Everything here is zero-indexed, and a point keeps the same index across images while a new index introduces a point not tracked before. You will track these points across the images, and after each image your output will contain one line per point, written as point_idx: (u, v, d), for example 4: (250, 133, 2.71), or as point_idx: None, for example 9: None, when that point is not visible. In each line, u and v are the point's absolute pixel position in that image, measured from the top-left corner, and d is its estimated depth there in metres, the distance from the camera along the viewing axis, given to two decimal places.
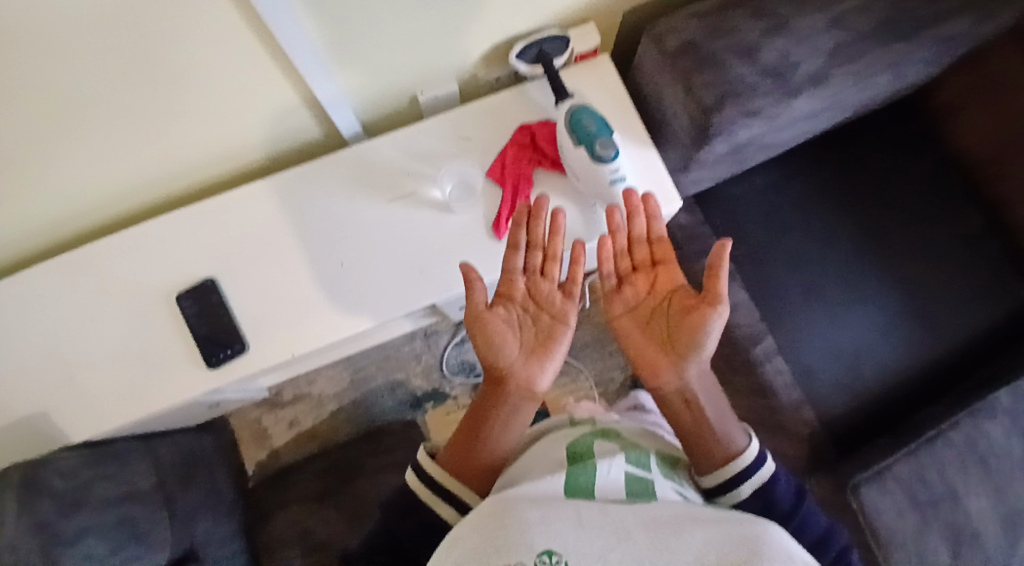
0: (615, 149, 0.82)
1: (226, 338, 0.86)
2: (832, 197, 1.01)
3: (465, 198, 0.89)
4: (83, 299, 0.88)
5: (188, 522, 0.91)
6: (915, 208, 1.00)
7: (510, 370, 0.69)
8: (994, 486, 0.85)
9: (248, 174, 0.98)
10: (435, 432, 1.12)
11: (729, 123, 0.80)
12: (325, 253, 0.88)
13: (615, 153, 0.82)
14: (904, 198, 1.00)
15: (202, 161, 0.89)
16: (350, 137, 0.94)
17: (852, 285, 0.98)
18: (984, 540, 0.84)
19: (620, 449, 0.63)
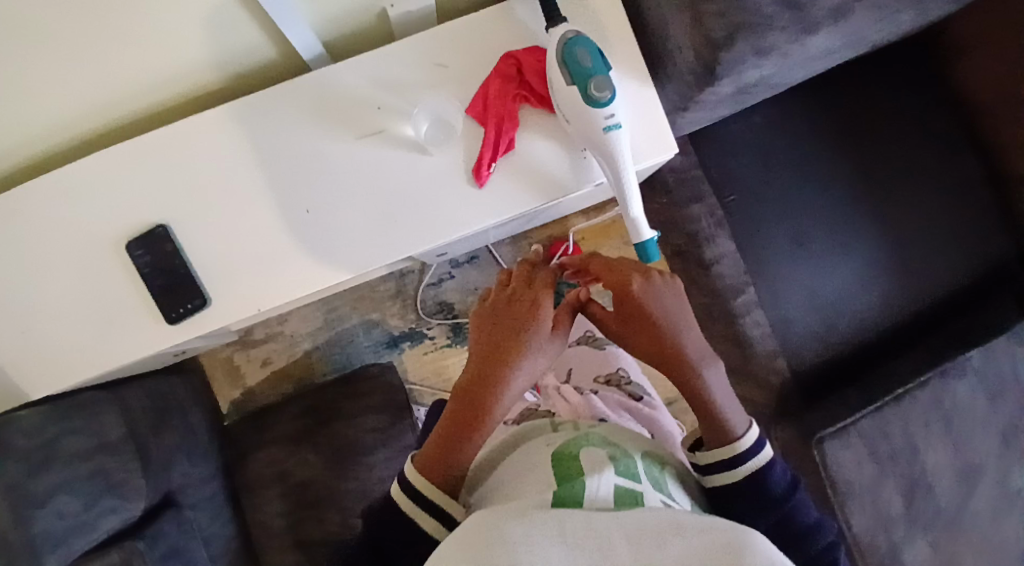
0: (612, 89, 0.75)
1: (185, 296, 0.79)
2: (829, 140, 0.97)
3: (448, 140, 0.82)
4: (29, 246, 0.80)
5: (164, 468, 0.91)
6: (916, 154, 0.97)
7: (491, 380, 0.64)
8: (952, 440, 0.86)
9: (203, 103, 0.88)
10: (413, 371, 1.10)
11: (739, 60, 0.76)
12: (295, 199, 0.82)
13: (611, 95, 0.75)
14: (907, 144, 0.97)
15: (146, 89, 0.79)
16: (311, 59, 0.83)
17: (836, 237, 0.96)
18: (937, 492, 0.86)
19: (608, 457, 0.57)
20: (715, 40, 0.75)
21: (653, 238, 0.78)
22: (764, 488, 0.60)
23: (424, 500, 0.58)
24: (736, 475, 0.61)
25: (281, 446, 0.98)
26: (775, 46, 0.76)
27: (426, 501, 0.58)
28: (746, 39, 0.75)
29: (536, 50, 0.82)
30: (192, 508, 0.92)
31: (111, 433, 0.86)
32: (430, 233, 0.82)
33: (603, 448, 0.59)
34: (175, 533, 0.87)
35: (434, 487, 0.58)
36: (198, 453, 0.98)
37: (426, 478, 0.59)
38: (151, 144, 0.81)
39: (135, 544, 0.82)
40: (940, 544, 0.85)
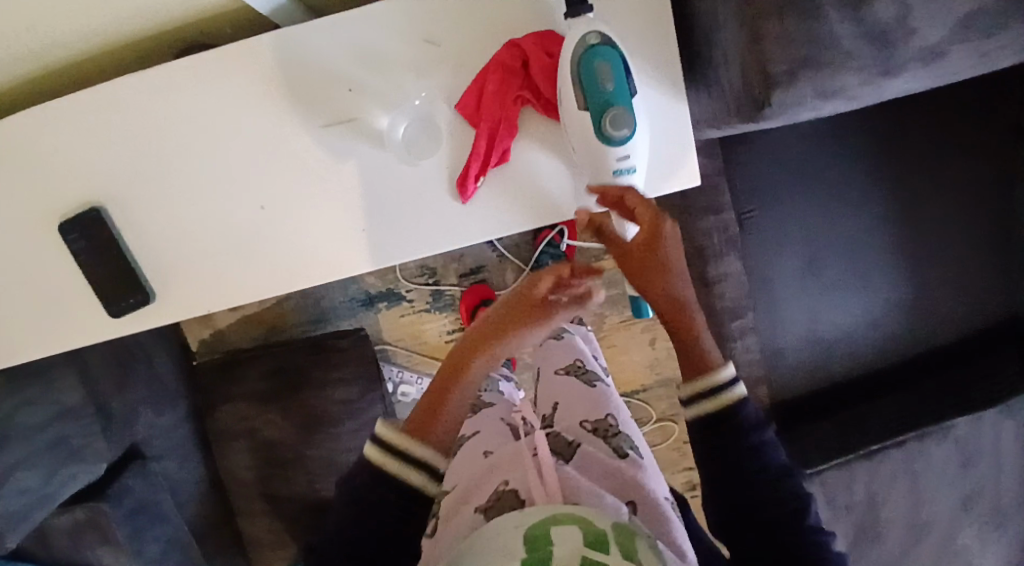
0: (631, 127, 0.61)
1: (126, 290, 0.71)
2: (875, 159, 0.84)
3: (430, 144, 0.69)
4: None
5: (128, 423, 0.90)
6: (969, 187, 0.85)
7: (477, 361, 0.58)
8: (914, 496, 0.86)
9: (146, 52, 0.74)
10: (389, 331, 1.05)
11: (795, 102, 0.61)
12: (251, 191, 0.71)
13: (630, 131, 0.61)
14: (963, 177, 0.85)
15: (65, 41, 0.64)
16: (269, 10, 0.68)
17: (855, 268, 0.88)
18: (882, 539, 0.89)
19: (584, 547, 0.40)
20: (770, 75, 0.60)
21: None
22: (742, 448, 0.52)
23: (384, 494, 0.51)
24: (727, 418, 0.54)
25: (248, 402, 0.96)
26: (845, 89, 0.61)
27: (404, 436, 0.52)
28: (810, 78, 0.60)
29: (551, 42, 0.67)
30: (158, 458, 0.93)
31: (70, 396, 0.83)
32: (401, 248, 0.72)
33: (577, 528, 0.42)
34: (142, 488, 0.88)
35: (415, 437, 0.52)
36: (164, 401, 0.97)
37: (402, 429, 0.53)
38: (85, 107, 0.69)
39: (99, 504, 0.84)
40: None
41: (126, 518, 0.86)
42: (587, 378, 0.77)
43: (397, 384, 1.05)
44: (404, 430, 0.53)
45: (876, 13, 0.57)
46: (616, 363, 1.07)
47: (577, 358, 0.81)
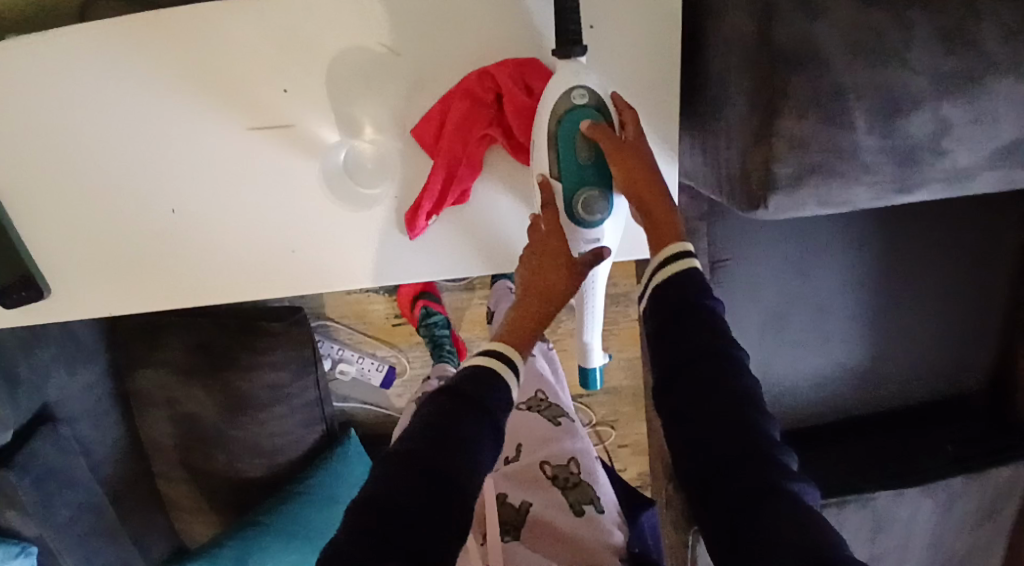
0: (607, 210, 0.52)
1: (13, 282, 0.60)
2: (860, 225, 0.80)
3: (377, 174, 0.60)
4: None
5: (38, 384, 0.84)
6: (943, 265, 0.83)
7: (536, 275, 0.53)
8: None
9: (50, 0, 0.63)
10: (331, 309, 1.03)
11: (796, 207, 0.53)
12: (163, 192, 0.61)
13: (604, 217, 0.52)
14: (940, 252, 0.82)
15: None
16: None
17: (819, 331, 0.84)
18: None
19: None
20: (772, 174, 0.51)
21: (601, 365, 0.64)
22: (712, 329, 0.45)
23: (424, 468, 0.41)
24: (684, 290, 0.47)
25: (169, 371, 0.92)
26: (853, 200, 0.53)
27: (475, 389, 0.46)
28: (816, 184, 0.51)
29: (535, 74, 0.55)
30: (70, 420, 0.89)
31: None
32: (332, 277, 0.63)
33: None
34: (52, 454, 0.84)
35: (477, 388, 0.46)
36: (80, 358, 0.91)
37: (498, 348, 0.50)
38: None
39: (4, 474, 0.79)
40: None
41: (34, 485, 0.82)
42: (551, 413, 0.78)
43: (335, 360, 1.05)
44: (467, 383, 0.47)
45: (911, 126, 0.49)
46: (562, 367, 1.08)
47: (539, 389, 0.81)
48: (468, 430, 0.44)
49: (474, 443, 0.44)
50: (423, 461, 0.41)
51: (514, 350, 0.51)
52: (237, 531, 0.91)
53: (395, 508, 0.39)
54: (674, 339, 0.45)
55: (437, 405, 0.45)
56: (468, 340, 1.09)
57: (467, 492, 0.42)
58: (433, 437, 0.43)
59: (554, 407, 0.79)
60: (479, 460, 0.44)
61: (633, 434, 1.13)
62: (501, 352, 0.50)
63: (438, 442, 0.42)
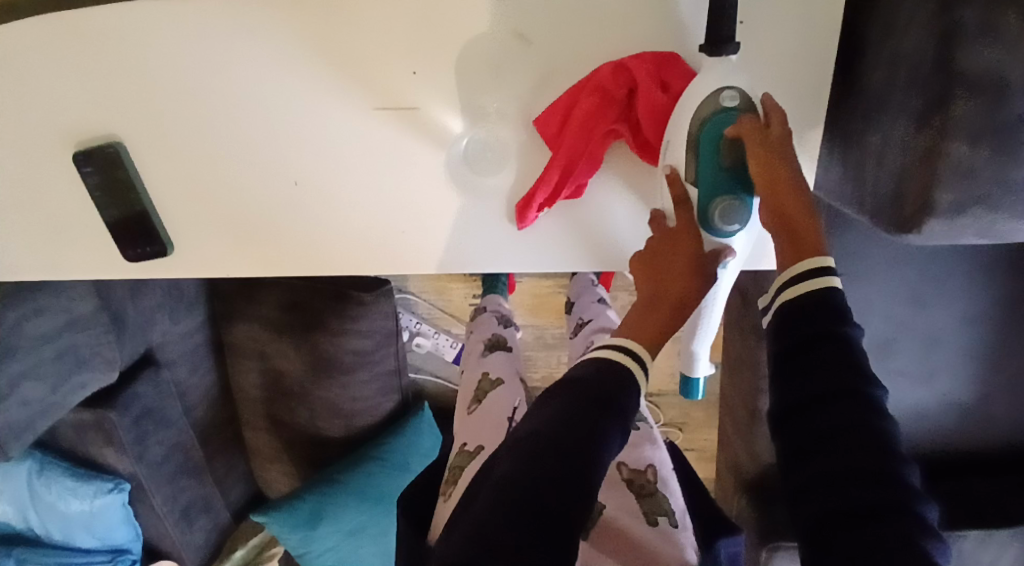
0: (741, 223, 0.49)
1: (140, 237, 0.64)
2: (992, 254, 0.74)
3: (495, 166, 0.59)
4: None
5: (143, 328, 0.91)
6: None
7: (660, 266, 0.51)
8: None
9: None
10: (414, 281, 1.05)
11: (950, 238, 0.50)
12: (281, 165, 0.61)
13: (738, 229, 0.49)
14: None
15: None
16: None
17: (928, 362, 0.80)
18: None
19: None
20: (931, 203, 0.48)
21: (705, 377, 0.61)
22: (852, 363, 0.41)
23: (559, 453, 0.39)
24: (829, 317, 0.42)
25: (262, 326, 0.98)
26: (1011, 237, 0.50)
27: (607, 381, 0.44)
28: (976, 217, 0.48)
29: (674, 74, 0.52)
30: (169, 364, 0.96)
31: (83, 306, 0.82)
32: (440, 258, 0.63)
33: None
34: (149, 394, 0.91)
35: (608, 383, 0.44)
36: (181, 307, 0.96)
37: (623, 342, 0.47)
38: (106, 25, 0.58)
39: (107, 413, 0.87)
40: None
41: (132, 424, 0.89)
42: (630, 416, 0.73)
43: (412, 333, 1.08)
44: (601, 378, 0.44)
45: None
46: None
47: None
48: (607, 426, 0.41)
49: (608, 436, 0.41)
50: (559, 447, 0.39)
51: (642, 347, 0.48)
52: (317, 485, 0.97)
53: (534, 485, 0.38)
54: (805, 369, 0.42)
55: (570, 397, 0.43)
56: (543, 326, 1.08)
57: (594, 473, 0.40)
58: (570, 425, 0.40)
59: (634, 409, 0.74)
60: (610, 447, 0.41)
61: (702, 439, 1.14)
62: (632, 344, 0.47)
63: (575, 431, 0.40)
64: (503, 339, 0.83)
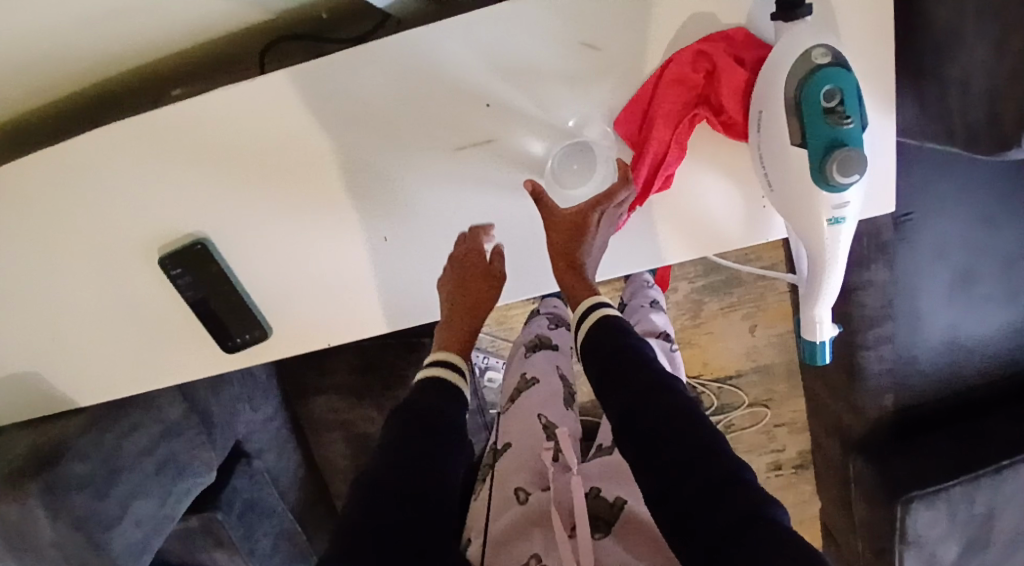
0: (860, 172, 0.48)
1: (241, 324, 0.64)
2: None
3: (581, 175, 0.60)
4: (44, 246, 0.64)
5: (229, 421, 0.90)
6: None
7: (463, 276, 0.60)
8: None
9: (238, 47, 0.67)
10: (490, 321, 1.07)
11: None
12: (371, 223, 0.62)
13: (855, 179, 0.49)
14: None
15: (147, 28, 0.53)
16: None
17: (1008, 278, 0.82)
18: (991, 544, 0.87)
19: None
20: None
21: (830, 338, 0.60)
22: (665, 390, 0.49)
23: (402, 455, 0.47)
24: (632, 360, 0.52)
25: (340, 395, 0.98)
26: None
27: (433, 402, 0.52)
28: None
29: (747, 47, 0.54)
30: (259, 453, 0.94)
31: (172, 412, 0.82)
32: (548, 279, 0.64)
33: None
34: (246, 487, 0.90)
35: (429, 398, 0.52)
36: (259, 393, 0.95)
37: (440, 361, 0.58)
38: (179, 121, 0.59)
39: (213, 514, 0.86)
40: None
41: (238, 520, 0.88)
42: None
43: (482, 369, 1.07)
44: (426, 395, 0.53)
45: None
46: (713, 348, 1.10)
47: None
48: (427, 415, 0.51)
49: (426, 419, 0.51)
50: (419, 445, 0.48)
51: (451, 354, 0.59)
52: None
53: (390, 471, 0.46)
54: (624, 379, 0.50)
55: (405, 422, 0.50)
56: None
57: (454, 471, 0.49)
58: (415, 436, 0.49)
59: None
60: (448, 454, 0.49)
61: (789, 412, 1.14)
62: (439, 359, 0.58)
63: (420, 440, 0.48)
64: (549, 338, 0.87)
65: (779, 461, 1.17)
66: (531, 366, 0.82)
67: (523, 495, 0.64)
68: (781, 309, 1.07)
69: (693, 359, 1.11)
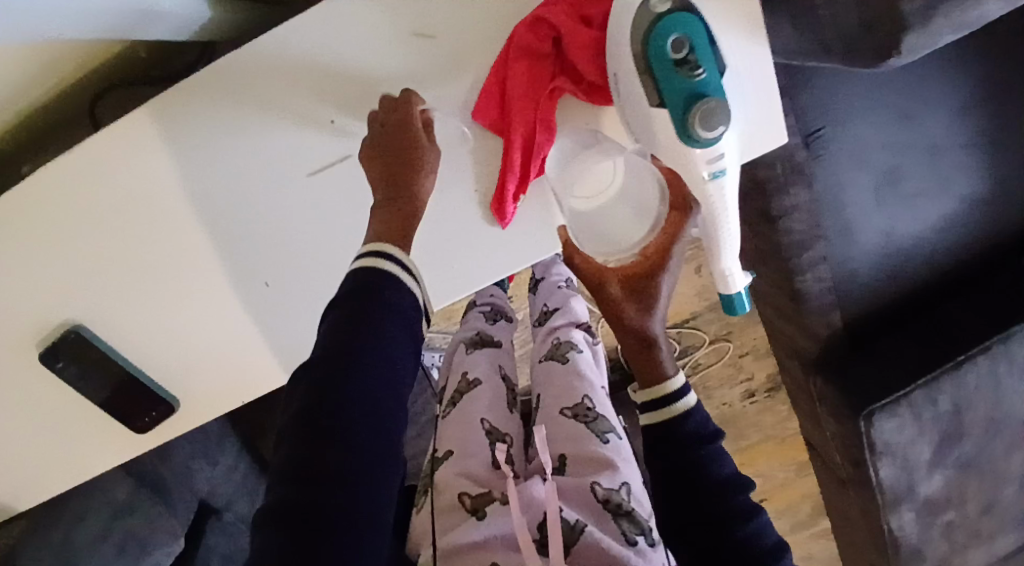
0: (725, 122, 0.45)
1: (142, 404, 0.59)
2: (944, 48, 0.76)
3: (453, 174, 0.54)
4: None
5: (187, 481, 0.84)
6: None
7: (393, 147, 0.50)
8: (994, 398, 0.84)
9: (64, 111, 0.60)
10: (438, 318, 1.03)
11: (930, 43, 0.48)
12: (247, 269, 0.56)
13: (721, 130, 0.45)
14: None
15: None
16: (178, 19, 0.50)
17: (935, 172, 0.80)
18: (965, 438, 0.86)
19: None
20: (903, 13, 0.45)
21: (745, 287, 0.58)
22: (715, 488, 0.45)
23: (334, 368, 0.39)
24: (686, 456, 0.46)
25: None
26: (982, 18, 0.49)
27: (367, 281, 0.43)
28: (947, 13, 0.46)
29: (591, 3, 0.49)
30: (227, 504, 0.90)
31: (119, 490, 0.77)
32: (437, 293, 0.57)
33: None
34: None
35: (365, 283, 0.43)
36: (214, 445, 0.89)
37: (374, 250, 0.45)
38: (16, 205, 0.54)
39: None
40: (952, 476, 0.89)
41: None
42: (598, 428, 0.68)
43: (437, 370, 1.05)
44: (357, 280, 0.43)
45: None
46: None
47: (587, 396, 0.71)
48: (387, 328, 0.41)
49: (388, 338, 0.41)
50: (366, 380, 0.39)
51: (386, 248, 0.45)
52: None
53: (343, 422, 0.37)
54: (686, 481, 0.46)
55: (331, 322, 0.41)
56: None
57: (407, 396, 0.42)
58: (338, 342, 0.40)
59: (603, 421, 0.70)
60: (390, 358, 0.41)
61: (750, 340, 1.13)
62: (376, 247, 0.45)
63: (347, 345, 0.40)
64: (487, 334, 0.87)
65: (752, 389, 1.17)
66: (472, 365, 0.80)
67: (481, 510, 0.61)
68: None
69: None
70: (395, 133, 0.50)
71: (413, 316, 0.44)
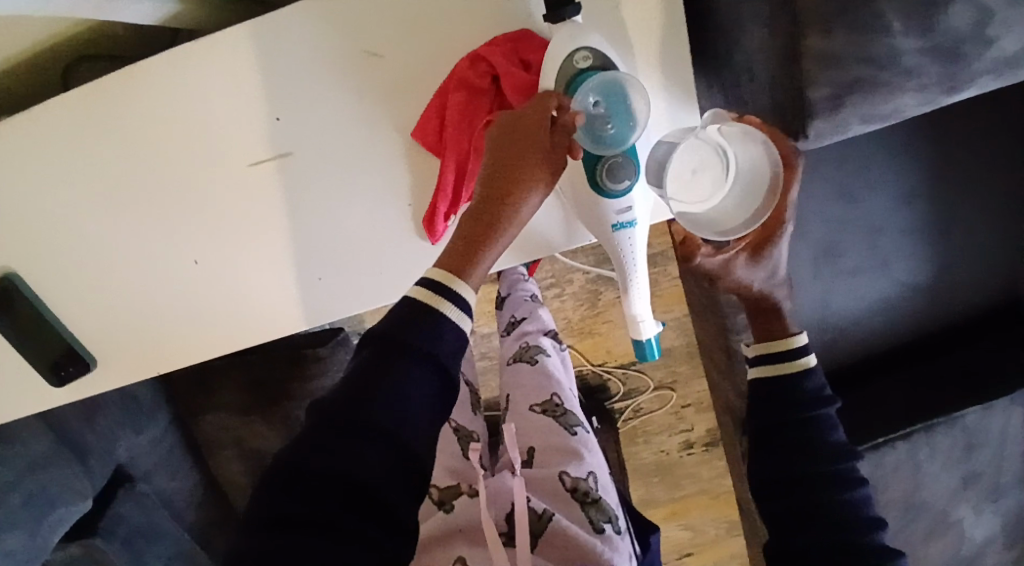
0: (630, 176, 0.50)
1: (60, 359, 0.59)
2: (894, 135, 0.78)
3: (384, 184, 0.57)
4: None
5: (109, 446, 0.86)
6: (986, 162, 0.81)
7: (525, 149, 0.46)
8: (913, 486, 0.83)
9: (31, 79, 0.64)
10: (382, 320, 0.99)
11: (841, 127, 0.52)
12: (178, 246, 0.58)
13: (630, 181, 0.51)
14: (978, 151, 0.80)
15: None
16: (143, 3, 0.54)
17: (875, 251, 0.82)
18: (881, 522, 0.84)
19: None
20: (808, 101, 0.50)
21: (655, 335, 0.59)
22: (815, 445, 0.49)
23: (340, 423, 0.36)
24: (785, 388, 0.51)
25: (230, 413, 0.96)
26: (900, 112, 0.52)
27: (405, 325, 0.39)
28: (857, 103, 0.51)
29: (529, 49, 0.53)
30: (145, 477, 0.91)
31: (37, 445, 0.79)
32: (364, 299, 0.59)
33: None
34: (135, 513, 0.87)
35: (406, 330, 0.39)
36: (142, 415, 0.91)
37: (436, 276, 0.42)
38: None
39: (92, 541, 0.82)
40: None
41: (123, 546, 0.85)
42: (566, 422, 0.65)
43: None
44: (397, 319, 0.40)
45: (949, 23, 0.49)
46: (614, 336, 1.08)
47: (554, 392, 0.68)
48: (401, 373, 0.37)
49: (402, 383, 0.37)
50: (381, 418, 0.36)
51: (458, 277, 0.43)
52: None
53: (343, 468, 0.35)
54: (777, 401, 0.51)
55: (364, 356, 0.39)
56: None
57: (425, 461, 0.38)
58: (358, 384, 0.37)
59: (569, 414, 0.66)
60: (408, 396, 0.37)
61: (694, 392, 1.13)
62: (442, 275, 0.42)
63: (367, 385, 0.37)
64: None
65: (690, 440, 1.16)
66: None
67: (448, 503, 0.57)
68: (675, 294, 1.06)
69: (594, 350, 1.09)
70: (528, 132, 0.46)
71: (449, 363, 0.40)
